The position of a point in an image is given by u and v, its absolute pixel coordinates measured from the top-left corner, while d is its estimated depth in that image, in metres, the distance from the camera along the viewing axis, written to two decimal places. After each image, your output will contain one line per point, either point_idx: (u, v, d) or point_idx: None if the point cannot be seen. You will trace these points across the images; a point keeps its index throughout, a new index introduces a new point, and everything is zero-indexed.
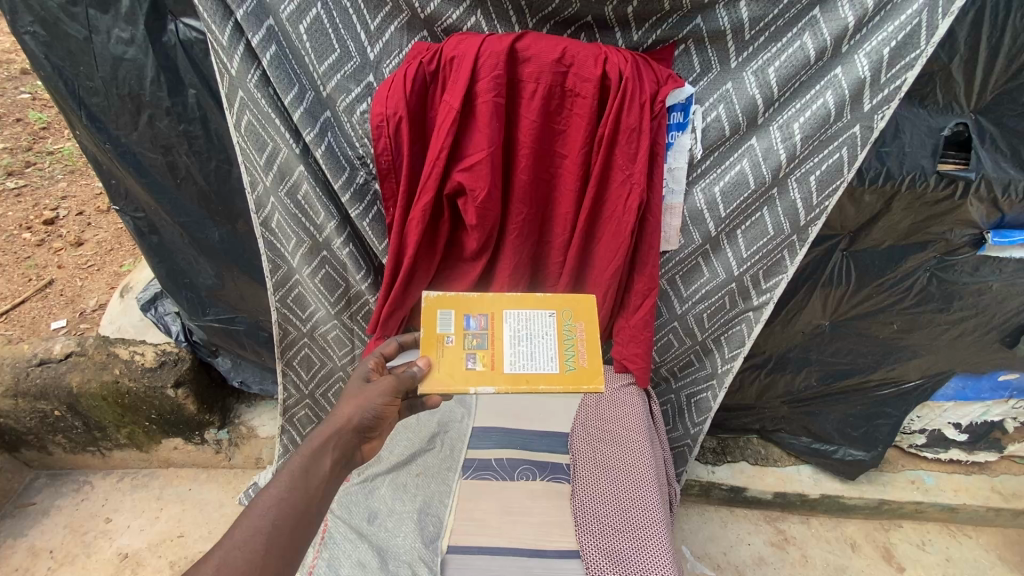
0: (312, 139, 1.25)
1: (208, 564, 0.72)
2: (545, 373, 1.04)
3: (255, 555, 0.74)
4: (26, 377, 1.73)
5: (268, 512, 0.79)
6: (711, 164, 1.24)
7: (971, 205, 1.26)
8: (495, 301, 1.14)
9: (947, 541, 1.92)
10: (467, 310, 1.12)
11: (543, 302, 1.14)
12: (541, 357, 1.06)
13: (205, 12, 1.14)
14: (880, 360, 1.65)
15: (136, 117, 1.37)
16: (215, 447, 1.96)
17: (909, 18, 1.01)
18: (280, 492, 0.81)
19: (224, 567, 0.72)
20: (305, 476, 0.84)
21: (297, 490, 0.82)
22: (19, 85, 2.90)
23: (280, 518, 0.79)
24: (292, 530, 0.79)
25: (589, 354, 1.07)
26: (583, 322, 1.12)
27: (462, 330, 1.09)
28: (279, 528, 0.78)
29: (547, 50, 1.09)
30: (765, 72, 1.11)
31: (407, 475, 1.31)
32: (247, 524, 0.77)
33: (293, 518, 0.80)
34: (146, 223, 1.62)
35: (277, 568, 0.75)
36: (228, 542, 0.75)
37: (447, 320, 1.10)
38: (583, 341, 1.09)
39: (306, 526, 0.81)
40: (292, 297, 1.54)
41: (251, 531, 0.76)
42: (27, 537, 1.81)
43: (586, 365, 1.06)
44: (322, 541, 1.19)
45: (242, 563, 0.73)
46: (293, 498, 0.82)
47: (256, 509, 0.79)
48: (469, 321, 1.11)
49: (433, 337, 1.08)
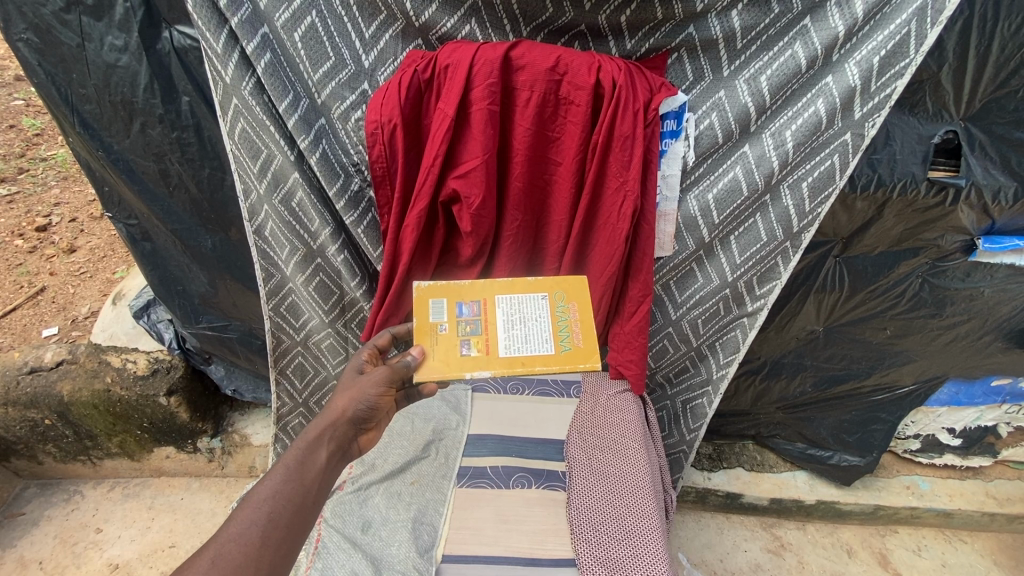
0: (307, 146, 1.25)
1: (205, 556, 0.71)
2: (538, 352, 1.06)
3: (251, 547, 0.74)
4: (16, 386, 1.71)
5: (264, 503, 0.78)
6: (704, 171, 1.24)
7: (962, 211, 1.27)
8: (487, 286, 1.12)
9: (942, 546, 1.92)
10: (459, 297, 1.11)
11: (537, 285, 1.13)
12: (533, 339, 1.07)
13: (200, 20, 1.14)
14: (874, 365, 1.66)
15: (128, 124, 1.37)
16: (208, 456, 1.94)
17: (898, 28, 1.03)
18: (276, 485, 0.81)
19: (219, 561, 0.71)
20: (301, 467, 0.84)
21: (293, 481, 0.82)
22: (13, 91, 2.89)
23: (277, 510, 0.78)
24: (289, 521, 0.78)
25: (584, 334, 1.08)
26: (576, 302, 1.12)
27: (455, 317, 1.09)
28: (276, 521, 0.77)
29: (541, 59, 1.09)
30: (757, 81, 1.12)
31: (400, 484, 1.26)
32: (242, 517, 0.76)
33: (290, 510, 0.79)
34: (139, 230, 1.61)
35: (275, 559, 0.75)
36: (224, 535, 0.74)
37: (439, 309, 1.10)
38: (577, 322, 1.10)
39: (303, 517, 0.81)
40: (286, 305, 1.53)
41: (247, 523, 0.75)
42: (16, 548, 1.78)
43: (581, 346, 1.07)
44: (316, 550, 1.13)
45: (238, 555, 0.72)
46: (289, 490, 0.81)
47: (252, 501, 0.78)
48: (462, 308, 1.10)
49: (426, 326, 1.07)
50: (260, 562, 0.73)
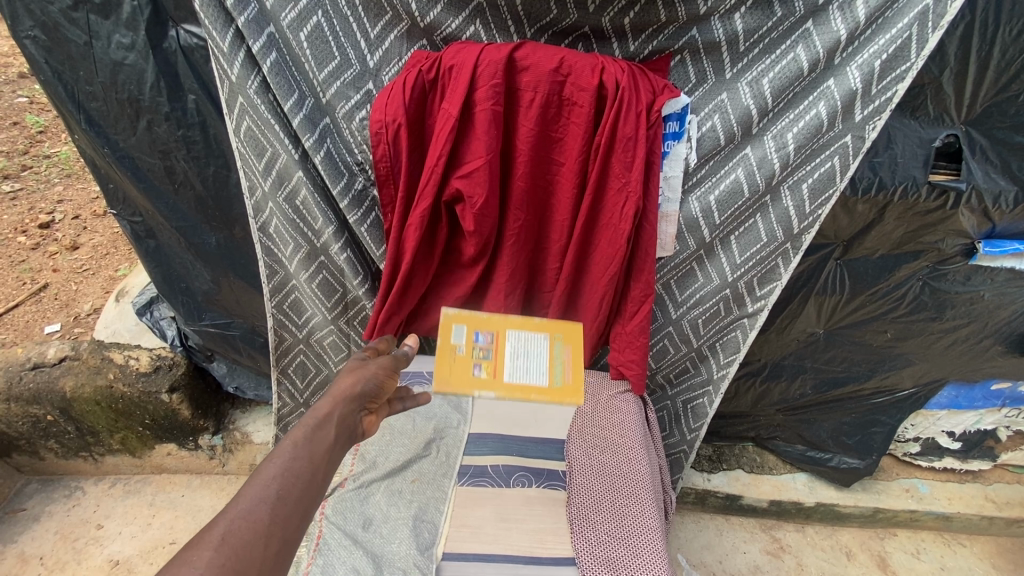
0: (312, 144, 1.26)
1: (213, 532, 0.67)
2: (533, 378, 1.12)
3: (261, 524, 0.70)
4: (20, 382, 1.71)
5: (272, 482, 0.75)
6: (707, 173, 1.25)
7: (963, 215, 1.28)
8: (502, 321, 1.21)
9: (941, 549, 1.93)
10: (477, 326, 1.19)
11: (543, 326, 1.22)
12: (531, 371, 1.13)
13: (207, 19, 1.15)
14: (874, 368, 1.67)
15: (134, 122, 1.38)
16: (209, 454, 1.95)
17: (901, 32, 1.04)
18: (284, 462, 0.78)
19: (229, 536, 0.67)
20: (309, 444, 0.82)
21: (302, 459, 0.79)
22: (17, 88, 2.90)
23: (285, 488, 0.75)
24: (298, 499, 0.75)
25: (575, 371, 1.15)
26: (572, 346, 1.19)
27: (472, 343, 1.16)
28: (285, 498, 0.74)
29: (545, 60, 1.10)
30: (760, 83, 1.13)
31: (401, 482, 1.25)
32: (250, 494, 0.72)
33: (298, 488, 0.76)
34: (143, 228, 1.62)
35: (284, 538, 0.71)
36: (232, 512, 0.70)
37: (458, 332, 1.17)
38: (571, 361, 1.17)
39: (311, 495, 0.77)
40: (289, 303, 1.55)
41: (255, 501, 0.71)
42: (17, 544, 1.79)
43: (571, 381, 1.13)
44: (317, 546, 1.11)
45: (247, 532, 0.68)
46: (297, 467, 0.78)
47: (259, 480, 0.74)
48: (478, 336, 1.18)
49: (445, 345, 1.15)
50: (270, 540, 0.69)
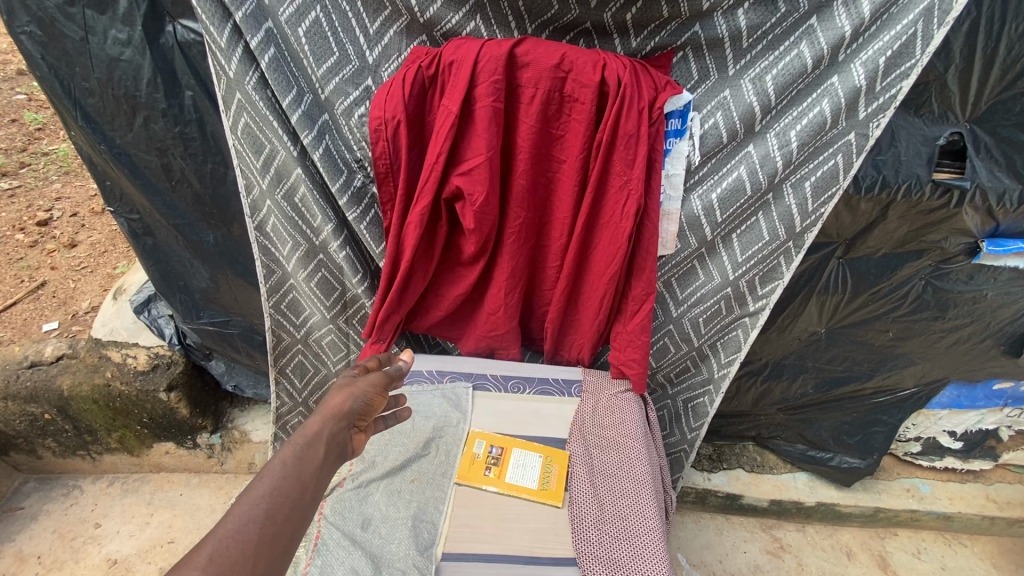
0: (311, 141, 1.25)
1: (201, 551, 0.66)
2: (527, 494, 1.18)
3: (249, 544, 0.69)
4: (16, 381, 1.70)
5: (262, 500, 0.74)
6: (708, 171, 1.24)
7: (966, 214, 1.27)
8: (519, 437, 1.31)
9: (941, 550, 1.92)
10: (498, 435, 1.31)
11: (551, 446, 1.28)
12: (528, 486, 1.19)
13: (204, 13, 1.14)
14: (875, 368, 1.66)
15: (131, 118, 1.36)
16: (207, 452, 1.94)
17: (905, 28, 1.02)
18: (274, 481, 0.77)
19: (217, 556, 0.65)
20: (299, 463, 0.81)
21: (291, 477, 0.79)
22: (15, 85, 2.89)
23: (274, 506, 0.74)
24: (286, 517, 0.74)
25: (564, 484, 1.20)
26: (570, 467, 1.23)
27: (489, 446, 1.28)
28: (273, 518, 0.73)
29: (546, 56, 1.09)
30: (762, 81, 1.12)
31: (401, 481, 1.21)
32: (239, 512, 0.71)
33: (287, 506, 0.75)
34: (141, 225, 1.61)
35: (272, 557, 0.70)
36: (221, 530, 0.69)
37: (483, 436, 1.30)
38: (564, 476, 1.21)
39: (300, 514, 0.76)
40: (287, 302, 1.54)
41: (244, 520, 0.70)
42: (15, 542, 1.78)
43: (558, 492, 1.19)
44: (315, 547, 1.07)
45: (236, 551, 0.67)
46: (286, 486, 0.77)
47: (248, 498, 0.73)
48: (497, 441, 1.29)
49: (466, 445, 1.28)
50: (257, 560, 0.68)
